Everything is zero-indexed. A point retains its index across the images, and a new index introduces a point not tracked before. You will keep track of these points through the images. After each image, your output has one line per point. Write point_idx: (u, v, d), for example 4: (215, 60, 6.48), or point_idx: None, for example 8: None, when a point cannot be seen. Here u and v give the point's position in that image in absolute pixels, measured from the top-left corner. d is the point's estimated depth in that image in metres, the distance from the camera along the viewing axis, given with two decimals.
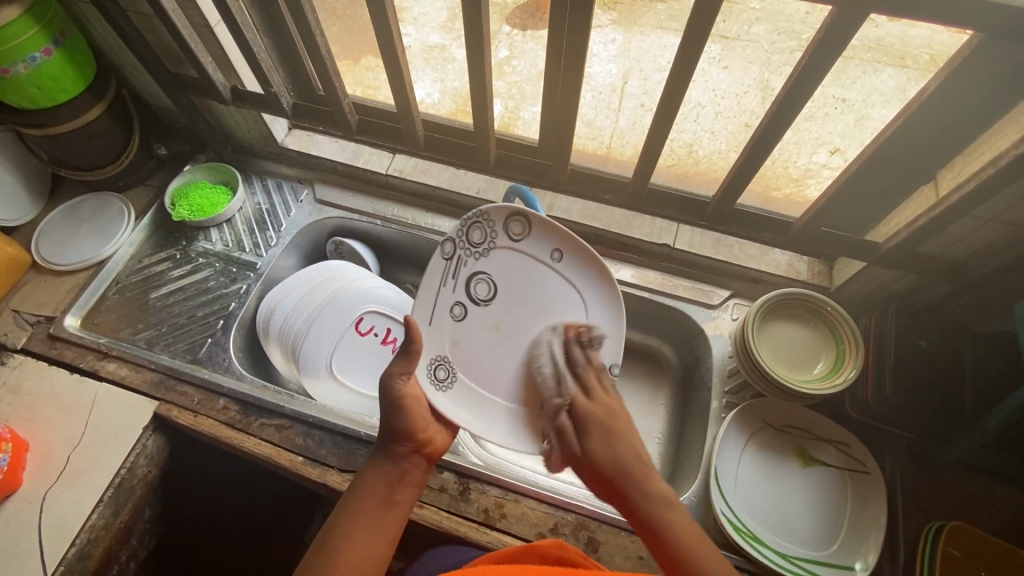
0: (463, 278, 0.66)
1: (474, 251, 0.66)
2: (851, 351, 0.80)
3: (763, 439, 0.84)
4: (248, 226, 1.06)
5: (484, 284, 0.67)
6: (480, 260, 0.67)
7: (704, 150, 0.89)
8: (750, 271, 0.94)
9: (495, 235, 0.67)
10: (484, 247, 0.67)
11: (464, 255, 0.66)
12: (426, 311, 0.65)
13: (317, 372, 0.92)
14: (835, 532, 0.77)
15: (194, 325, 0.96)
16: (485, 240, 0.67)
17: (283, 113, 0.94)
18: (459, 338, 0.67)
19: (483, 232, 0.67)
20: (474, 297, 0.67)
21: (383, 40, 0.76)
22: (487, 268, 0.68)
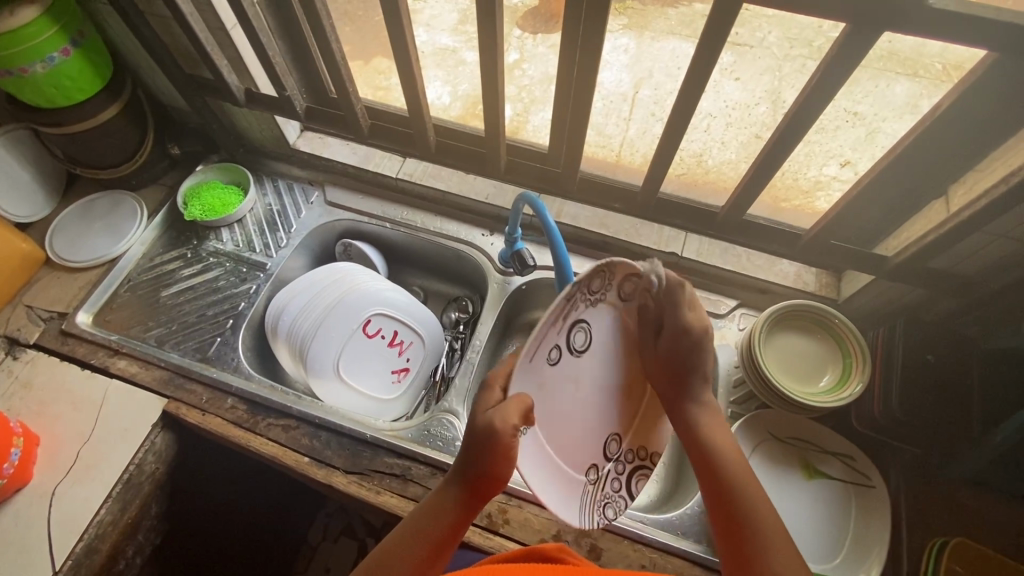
0: (571, 325, 0.53)
1: (588, 297, 0.54)
2: (858, 365, 0.80)
3: (768, 450, 0.84)
4: (258, 227, 1.07)
5: (585, 333, 0.56)
6: (591, 307, 0.55)
7: (714, 160, 0.89)
8: (757, 282, 0.94)
9: (609, 288, 0.56)
10: (597, 296, 0.55)
11: (580, 299, 0.53)
12: (529, 351, 0.50)
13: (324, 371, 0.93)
14: (837, 544, 0.77)
15: (203, 324, 0.97)
16: (601, 289, 0.55)
17: (296, 117, 0.94)
18: (545, 384, 0.55)
19: (599, 286, 0.54)
20: (572, 345, 0.55)
21: (398, 47, 0.77)
22: (590, 317, 0.56)
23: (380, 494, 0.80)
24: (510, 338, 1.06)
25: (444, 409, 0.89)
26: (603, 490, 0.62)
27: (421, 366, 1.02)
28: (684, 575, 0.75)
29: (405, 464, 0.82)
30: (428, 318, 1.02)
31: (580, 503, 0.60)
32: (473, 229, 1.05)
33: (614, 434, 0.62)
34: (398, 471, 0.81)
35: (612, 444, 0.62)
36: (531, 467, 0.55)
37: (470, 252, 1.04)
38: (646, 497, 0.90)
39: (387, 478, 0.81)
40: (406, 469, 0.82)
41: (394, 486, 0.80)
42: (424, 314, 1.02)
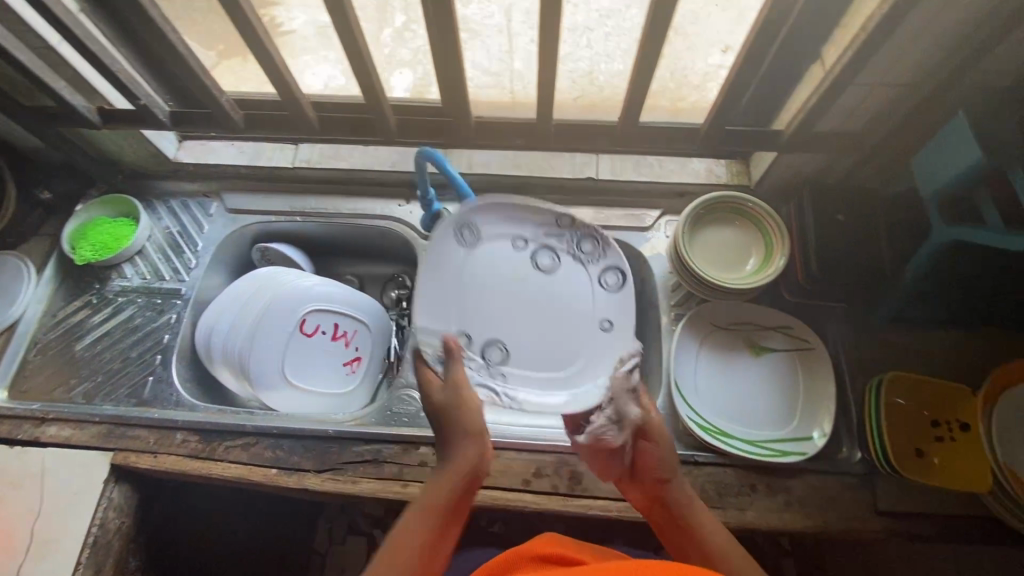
0: (483, 343, 0.66)
1: (581, 254, 0.71)
2: (778, 241, 0.83)
3: (714, 340, 0.87)
4: (162, 254, 1.00)
5: (550, 254, 0.70)
6: (562, 254, 0.71)
7: (604, 75, 0.87)
8: (673, 186, 0.97)
9: (597, 256, 0.70)
10: (591, 254, 0.70)
11: (562, 245, 0.71)
12: (495, 297, 0.68)
13: (529, 364, 0.66)
14: (789, 409, 0.83)
15: (130, 367, 0.91)
16: (596, 249, 0.71)
17: (163, 127, 0.86)
18: (523, 278, 0.69)
19: (570, 242, 0.71)
20: (538, 262, 0.70)
21: (240, 24, 0.70)
22: (553, 264, 0.70)
23: (357, 483, 0.79)
24: None
25: (403, 386, 0.88)
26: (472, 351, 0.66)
27: (515, 372, 0.66)
28: None
29: (376, 447, 0.81)
30: (522, 310, 0.68)
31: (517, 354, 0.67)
32: (388, 202, 1.02)
33: (495, 342, 0.66)
34: (370, 456, 0.81)
35: (495, 352, 0.66)
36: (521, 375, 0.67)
37: (390, 226, 1.01)
38: None
39: (360, 466, 0.80)
40: (377, 452, 0.81)
41: (370, 471, 0.80)
42: (362, 298, 0.99)
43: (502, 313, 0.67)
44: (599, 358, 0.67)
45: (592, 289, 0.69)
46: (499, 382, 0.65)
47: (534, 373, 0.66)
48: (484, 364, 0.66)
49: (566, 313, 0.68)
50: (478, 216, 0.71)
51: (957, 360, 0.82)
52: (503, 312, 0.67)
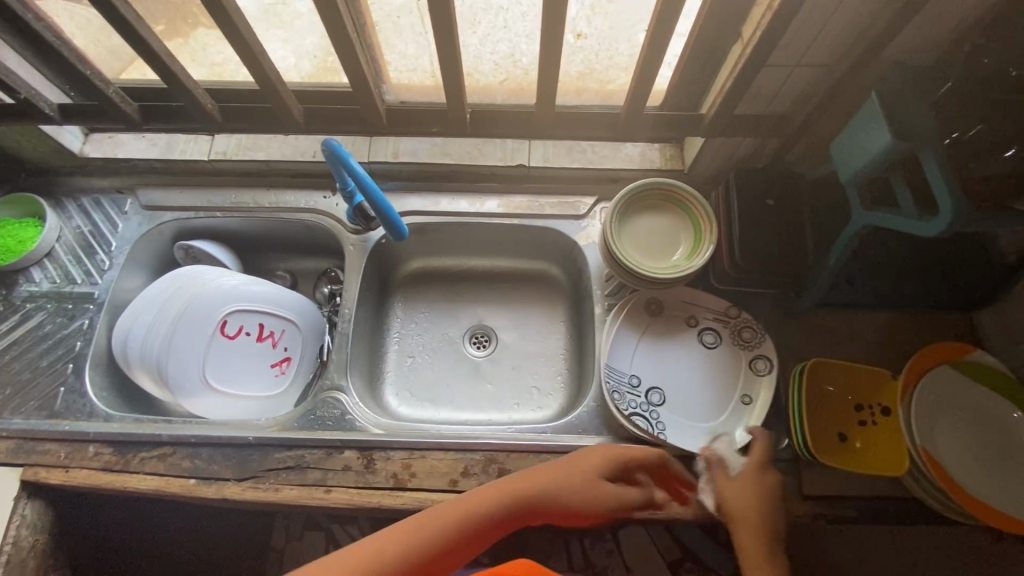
0: (697, 326, 0.86)
1: (736, 339, 0.84)
2: (706, 228, 0.81)
3: (647, 329, 0.86)
4: (73, 255, 0.95)
5: (712, 334, 0.85)
6: (732, 342, 0.84)
7: (527, 58, 0.83)
8: (607, 171, 0.94)
9: (751, 343, 0.83)
10: (748, 344, 0.83)
11: (721, 327, 0.85)
12: (659, 346, 0.86)
13: (679, 410, 0.82)
14: (737, 377, 0.83)
15: (40, 378, 0.86)
16: (752, 340, 0.83)
17: (50, 121, 0.80)
18: (688, 348, 0.85)
19: (721, 327, 0.85)
20: (702, 340, 0.85)
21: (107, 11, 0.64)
22: (716, 346, 0.85)
23: (279, 490, 0.77)
24: (394, 295, 1.06)
25: (329, 387, 0.86)
26: (651, 396, 0.82)
27: (668, 416, 0.81)
28: None
29: (299, 453, 0.79)
30: (669, 356, 0.85)
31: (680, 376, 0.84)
32: (313, 194, 0.97)
33: (658, 389, 0.83)
34: (292, 462, 0.78)
35: (708, 337, 0.85)
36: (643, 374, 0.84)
37: (316, 219, 0.96)
38: (554, 411, 0.97)
39: (282, 473, 0.78)
40: (300, 458, 0.79)
41: (292, 478, 0.78)
42: (289, 297, 0.96)
43: (660, 364, 0.85)
44: (707, 370, 0.84)
45: (743, 372, 0.83)
46: (654, 418, 0.80)
47: (673, 407, 0.82)
48: (646, 402, 0.82)
49: (720, 396, 0.82)
50: (654, 326, 0.86)
51: (882, 343, 0.82)
52: (668, 367, 0.84)
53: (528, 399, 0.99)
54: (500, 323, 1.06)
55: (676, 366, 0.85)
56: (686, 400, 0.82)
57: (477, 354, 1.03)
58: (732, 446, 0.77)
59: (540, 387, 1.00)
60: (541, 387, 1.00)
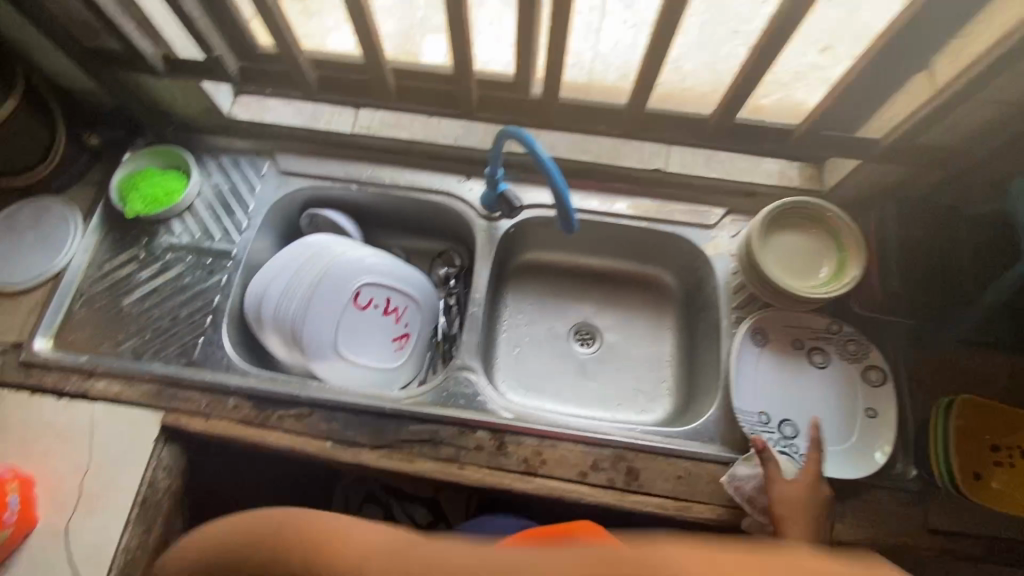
0: (807, 349, 0.86)
1: (845, 354, 0.85)
2: (853, 252, 0.82)
3: (775, 348, 0.86)
4: (212, 212, 0.97)
5: (820, 354, 0.86)
6: (845, 361, 0.85)
7: (689, 65, 0.81)
8: (743, 185, 0.94)
9: (860, 357, 0.84)
10: (854, 357, 0.84)
11: (828, 343, 0.86)
12: (778, 375, 0.85)
13: (816, 441, 0.81)
14: (858, 393, 0.83)
15: (180, 327, 0.89)
16: (859, 352, 0.84)
17: (231, 81, 0.81)
18: (799, 370, 0.85)
19: (828, 343, 0.86)
20: (813, 362, 0.85)
21: None
22: (830, 366, 0.85)
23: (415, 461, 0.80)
24: (506, 283, 1.07)
25: (459, 367, 0.87)
26: (780, 430, 0.82)
27: (807, 447, 0.81)
28: (719, 476, 0.79)
29: (433, 428, 0.81)
30: (786, 385, 0.85)
31: (803, 400, 0.84)
32: (447, 177, 0.99)
33: (788, 420, 0.83)
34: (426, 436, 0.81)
35: (818, 356, 0.86)
36: (772, 406, 0.83)
37: (448, 202, 0.98)
38: (662, 414, 0.98)
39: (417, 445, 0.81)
40: (434, 433, 0.81)
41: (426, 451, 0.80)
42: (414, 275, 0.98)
43: (783, 395, 0.84)
44: (829, 391, 0.84)
45: (857, 385, 0.83)
46: (795, 453, 0.81)
47: (809, 439, 0.82)
48: (782, 437, 0.82)
49: (845, 416, 0.82)
50: (769, 356, 0.86)
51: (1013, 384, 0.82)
52: (787, 394, 0.84)
53: (634, 402, 1.00)
54: (607, 323, 1.06)
55: (801, 392, 0.84)
56: (817, 427, 0.82)
57: (582, 351, 1.04)
58: (873, 464, 0.79)
59: (646, 391, 1.01)
60: (647, 391, 1.01)
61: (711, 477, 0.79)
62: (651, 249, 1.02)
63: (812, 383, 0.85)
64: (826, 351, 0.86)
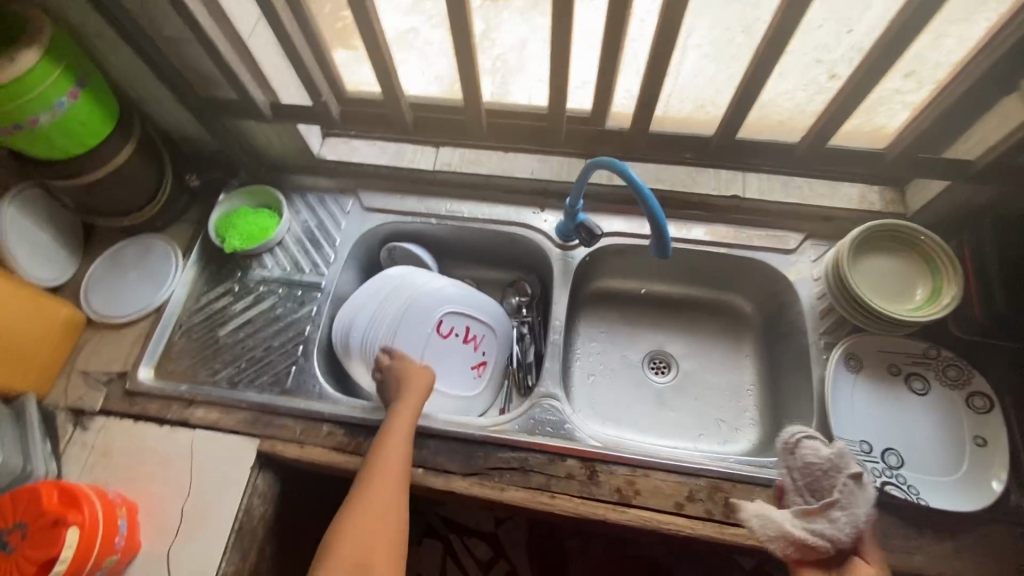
0: (904, 375, 0.83)
1: (946, 380, 0.82)
2: (950, 274, 0.81)
3: (870, 375, 0.84)
4: (301, 246, 1.02)
5: (920, 380, 0.83)
6: (947, 387, 0.82)
7: (767, 94, 0.82)
8: (823, 210, 0.94)
9: (964, 384, 0.81)
10: (957, 384, 0.82)
11: (928, 370, 0.83)
12: (876, 402, 0.82)
13: (923, 471, 0.78)
14: (965, 421, 0.80)
15: (273, 357, 0.92)
16: (960, 379, 0.82)
17: (332, 124, 0.87)
18: (898, 397, 0.83)
19: (927, 369, 0.83)
20: (912, 389, 0.83)
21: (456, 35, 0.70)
22: (930, 393, 0.82)
23: (505, 490, 0.79)
24: (579, 312, 1.08)
25: (544, 394, 0.87)
26: (884, 459, 0.79)
27: (915, 478, 0.77)
28: None
29: (523, 456, 0.81)
30: (886, 412, 0.82)
31: (905, 428, 0.81)
32: (523, 209, 1.02)
33: (892, 449, 0.79)
34: (517, 464, 0.80)
35: (917, 382, 0.83)
36: (872, 434, 0.80)
37: (525, 232, 1.01)
38: (748, 444, 0.96)
39: (507, 473, 0.80)
40: (525, 461, 0.81)
41: (517, 480, 0.80)
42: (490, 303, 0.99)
43: (886, 423, 0.81)
44: (932, 419, 0.81)
45: (963, 412, 0.80)
46: (905, 484, 0.76)
47: (916, 468, 0.78)
48: (886, 467, 0.78)
49: (952, 445, 0.79)
50: (865, 382, 0.83)
51: None
52: (887, 422, 0.81)
53: (716, 432, 0.97)
54: (681, 350, 1.05)
55: (902, 420, 0.81)
56: (924, 456, 0.79)
57: (659, 380, 1.03)
58: (990, 495, 0.75)
59: (728, 420, 0.98)
60: (729, 420, 0.98)
61: None
62: (729, 276, 1.02)
63: (914, 410, 0.82)
64: (925, 377, 0.83)
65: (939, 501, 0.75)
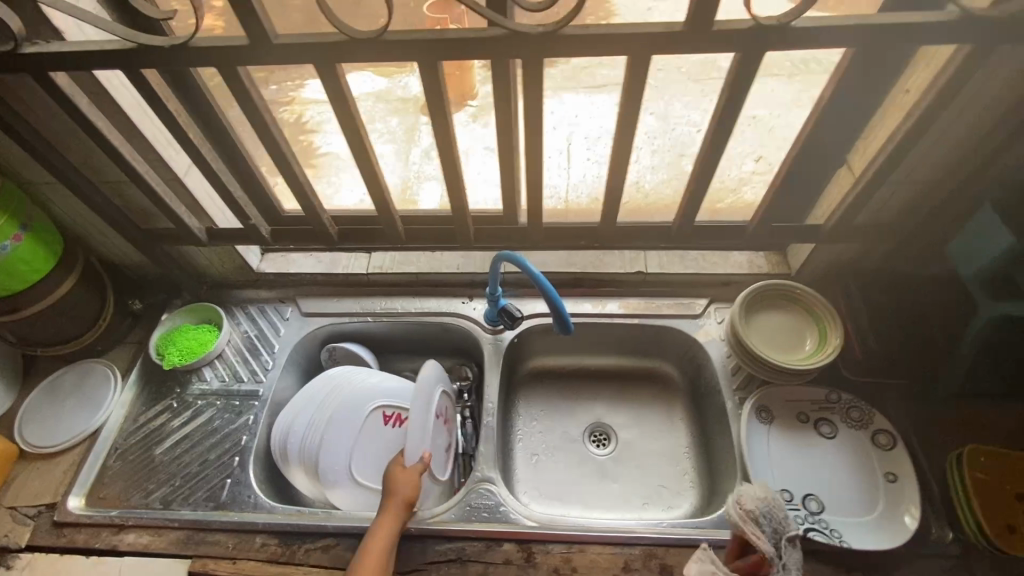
0: (813, 421, 0.89)
1: (850, 421, 0.88)
2: (830, 322, 0.89)
3: (782, 425, 0.89)
4: (240, 356, 1.06)
5: (827, 424, 0.88)
6: (852, 427, 0.87)
7: (650, 184, 0.98)
8: (719, 276, 1.05)
9: (866, 423, 0.87)
10: (860, 423, 0.87)
11: (834, 413, 0.89)
12: (791, 450, 0.87)
13: (844, 513, 0.81)
14: (873, 458, 0.85)
15: (209, 470, 0.92)
16: (863, 418, 0.87)
17: (263, 242, 0.95)
18: (811, 442, 0.88)
19: (831, 412, 0.89)
20: (822, 433, 0.88)
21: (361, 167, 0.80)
22: (838, 434, 0.87)
23: None
24: (516, 393, 1.12)
25: (479, 479, 0.88)
26: (805, 507, 0.82)
27: (836, 521, 0.80)
28: None
29: (460, 545, 0.81)
30: (801, 460, 0.86)
31: (821, 473, 0.85)
32: (453, 300, 1.10)
33: (811, 495, 0.83)
34: (454, 554, 0.80)
35: (825, 426, 0.88)
36: (792, 483, 0.84)
37: (456, 321, 1.08)
38: (689, 507, 0.98)
39: (445, 565, 0.80)
40: (462, 550, 0.80)
41: (454, 571, 0.79)
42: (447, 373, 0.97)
43: (802, 470, 0.85)
44: (844, 460, 0.85)
45: (870, 450, 0.85)
46: (827, 529, 0.79)
47: (836, 512, 0.81)
48: (808, 513, 0.81)
49: (865, 484, 0.83)
50: (778, 433, 0.88)
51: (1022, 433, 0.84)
52: (804, 468, 0.85)
53: (658, 498, 0.99)
54: (618, 420, 1.09)
55: (816, 464, 0.86)
56: (841, 499, 0.82)
57: (599, 452, 1.05)
58: (907, 531, 0.77)
59: (668, 485, 1.00)
60: (669, 485, 1.00)
61: None
62: (649, 343, 1.09)
63: (827, 453, 0.86)
64: (832, 420, 0.89)
65: (861, 542, 0.77)
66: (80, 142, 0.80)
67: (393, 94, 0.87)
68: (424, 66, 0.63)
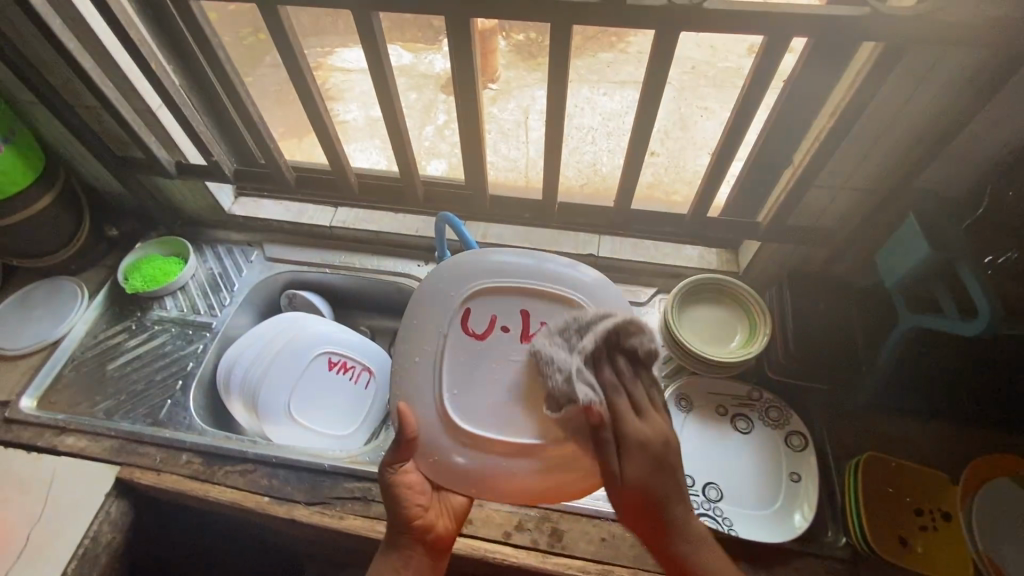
0: (731, 415, 0.89)
1: (766, 419, 0.88)
2: (761, 320, 0.90)
3: (700, 415, 0.90)
4: (201, 291, 1.11)
5: (744, 420, 0.89)
6: (767, 425, 0.88)
7: (607, 167, 1.00)
8: (668, 267, 1.06)
9: (782, 424, 0.87)
10: (776, 423, 0.88)
11: (751, 410, 0.89)
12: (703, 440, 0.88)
13: (740, 505, 0.82)
14: (782, 457, 0.85)
15: (152, 390, 0.98)
16: (780, 418, 0.88)
17: (225, 180, 0.99)
18: (724, 435, 0.88)
19: (749, 409, 0.90)
20: (737, 428, 0.88)
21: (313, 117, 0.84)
22: (753, 431, 0.88)
23: (343, 518, 0.82)
24: None
25: None
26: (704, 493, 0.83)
27: (730, 510, 0.82)
28: (643, 540, 0.79)
29: (366, 485, 0.84)
30: (710, 450, 0.87)
31: (727, 465, 0.86)
32: (409, 262, 1.13)
33: (712, 483, 0.84)
34: (360, 493, 0.84)
35: (741, 421, 0.89)
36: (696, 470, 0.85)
37: (408, 282, 1.11)
38: None
39: (349, 502, 0.83)
40: (368, 491, 0.84)
41: (357, 508, 0.83)
42: (529, 266, 0.68)
43: (709, 459, 0.87)
44: (752, 455, 0.86)
45: (780, 449, 0.86)
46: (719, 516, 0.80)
47: (734, 502, 0.82)
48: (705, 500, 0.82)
49: (767, 480, 0.84)
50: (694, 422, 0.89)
51: (937, 453, 0.83)
52: (712, 458, 0.87)
53: None
54: None
55: (724, 456, 0.87)
56: (741, 491, 0.83)
57: None
58: (797, 528, 0.78)
59: None
60: None
61: (634, 541, 0.79)
62: None
63: (737, 447, 0.87)
64: (750, 417, 0.89)
65: (749, 533, 0.79)
66: (57, 64, 0.85)
67: (418, 69, 1.03)
68: (358, 17, 0.68)
